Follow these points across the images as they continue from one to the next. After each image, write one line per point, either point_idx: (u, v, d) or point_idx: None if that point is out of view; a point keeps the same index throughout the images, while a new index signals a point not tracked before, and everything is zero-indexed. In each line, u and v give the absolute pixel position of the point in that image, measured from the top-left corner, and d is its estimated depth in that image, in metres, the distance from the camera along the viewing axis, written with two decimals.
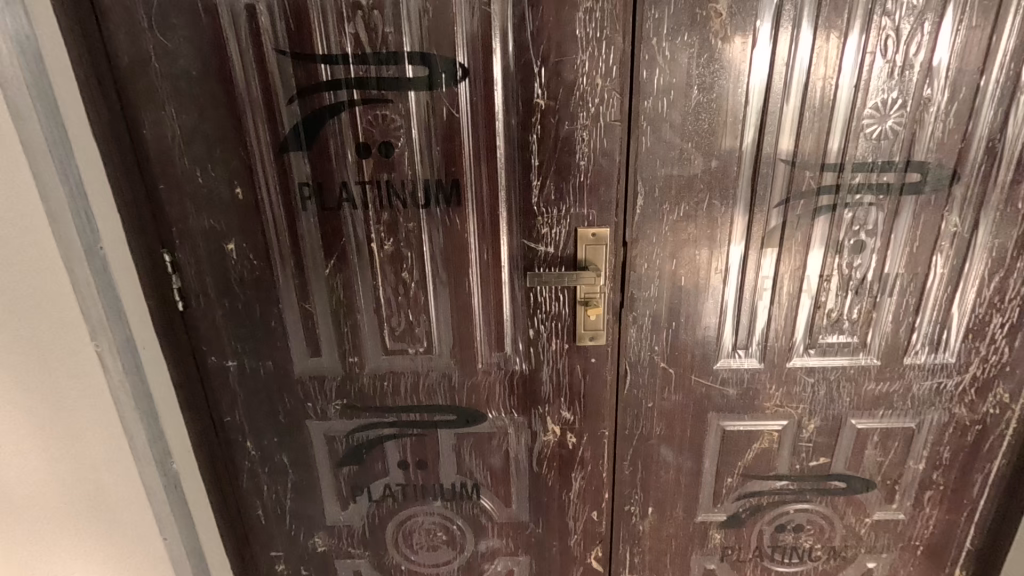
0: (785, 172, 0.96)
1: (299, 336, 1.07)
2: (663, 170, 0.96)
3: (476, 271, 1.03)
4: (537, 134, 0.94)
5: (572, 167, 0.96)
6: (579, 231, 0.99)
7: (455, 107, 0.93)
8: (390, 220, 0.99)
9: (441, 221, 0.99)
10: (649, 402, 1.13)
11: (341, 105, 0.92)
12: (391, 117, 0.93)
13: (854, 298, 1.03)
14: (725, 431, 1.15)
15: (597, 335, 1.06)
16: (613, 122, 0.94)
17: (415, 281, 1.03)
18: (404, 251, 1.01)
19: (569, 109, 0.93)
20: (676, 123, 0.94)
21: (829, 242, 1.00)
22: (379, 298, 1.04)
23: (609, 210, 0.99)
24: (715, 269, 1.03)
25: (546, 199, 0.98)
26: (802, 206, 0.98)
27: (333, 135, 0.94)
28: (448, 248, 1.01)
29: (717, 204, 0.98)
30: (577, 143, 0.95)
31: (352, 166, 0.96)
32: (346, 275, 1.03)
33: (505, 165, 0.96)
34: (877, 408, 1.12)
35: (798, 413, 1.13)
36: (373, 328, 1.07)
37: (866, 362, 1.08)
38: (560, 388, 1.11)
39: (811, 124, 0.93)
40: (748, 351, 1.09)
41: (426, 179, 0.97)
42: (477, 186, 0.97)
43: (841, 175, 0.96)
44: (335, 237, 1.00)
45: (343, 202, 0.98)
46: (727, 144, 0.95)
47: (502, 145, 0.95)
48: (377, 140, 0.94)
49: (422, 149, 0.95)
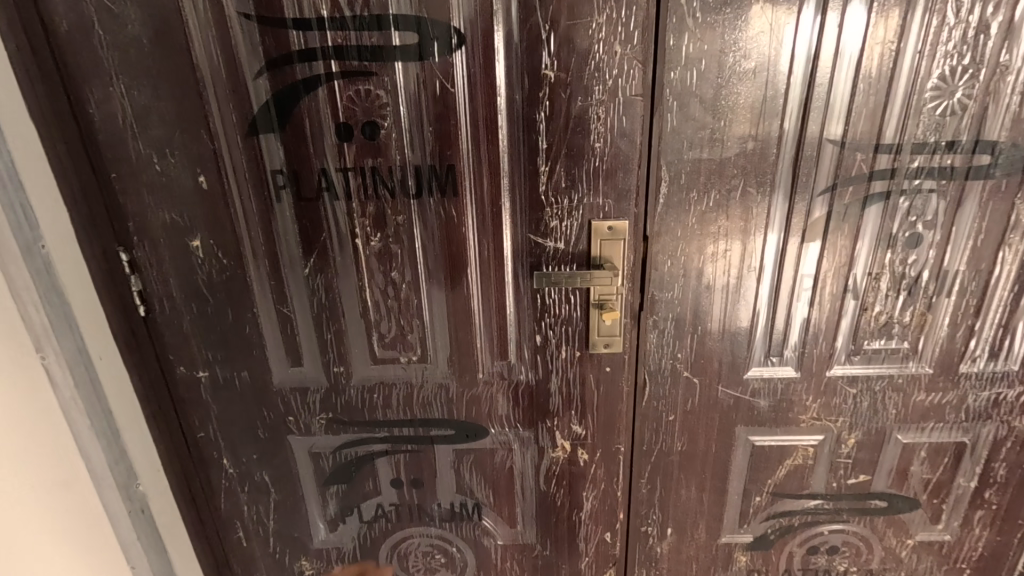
0: (833, 155, 0.83)
1: (277, 343, 0.95)
2: (691, 152, 0.84)
3: (477, 269, 0.90)
4: (546, 111, 0.81)
5: (585, 149, 0.83)
6: (594, 224, 0.87)
7: (450, 81, 0.80)
8: (377, 213, 0.87)
9: (435, 212, 0.87)
10: (670, 415, 1.01)
11: (316, 79, 0.79)
12: (375, 93, 0.80)
13: (906, 298, 0.91)
14: (754, 446, 1.04)
15: (613, 341, 0.94)
16: (633, 96, 0.81)
17: (406, 282, 0.91)
18: (394, 247, 0.89)
19: (583, 82, 0.80)
20: (708, 98, 0.81)
21: (880, 235, 0.87)
22: (366, 301, 0.92)
23: (628, 199, 0.86)
24: (748, 267, 0.90)
25: (556, 188, 0.85)
26: (851, 194, 0.85)
27: (308, 113, 0.81)
28: (443, 243, 0.89)
29: (752, 191, 0.86)
30: (591, 121, 0.82)
31: (332, 150, 0.83)
32: (329, 275, 0.91)
33: (508, 148, 0.83)
34: (927, 421, 1.00)
35: (837, 427, 1.01)
36: (361, 335, 0.95)
37: (917, 370, 0.96)
38: (571, 400, 1.00)
39: (866, 97, 0.80)
40: (783, 358, 0.96)
41: (417, 164, 0.84)
42: (477, 172, 0.85)
43: (898, 157, 0.82)
44: (315, 232, 0.88)
45: (323, 192, 0.85)
46: (766, 121, 0.82)
47: (505, 125, 0.82)
48: (360, 120, 0.82)
49: (412, 130, 0.82)
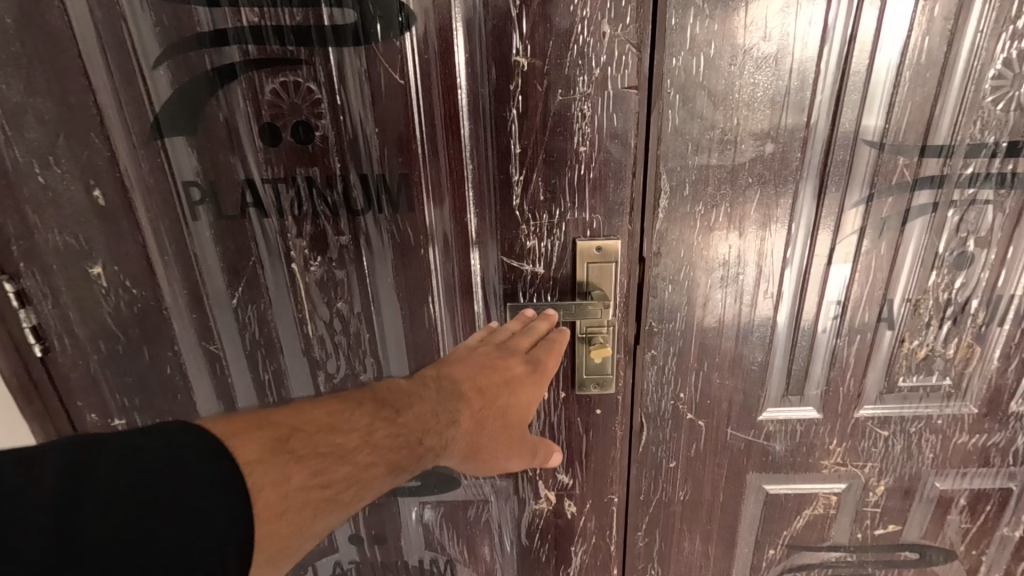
0: (871, 159, 0.68)
1: (205, 386, 0.80)
2: (696, 157, 0.69)
3: (440, 298, 0.75)
4: (519, 107, 0.66)
5: (568, 155, 0.68)
6: (579, 244, 0.72)
7: (398, 70, 0.64)
8: (317, 233, 0.71)
9: (387, 231, 0.71)
10: (672, 461, 0.87)
11: (231, 69, 0.63)
12: (305, 85, 0.64)
13: (952, 328, 0.76)
14: (768, 495, 0.89)
15: (603, 381, 0.79)
16: (627, 89, 0.66)
17: (356, 314, 0.76)
18: (339, 273, 0.73)
19: (564, 71, 0.65)
20: (718, 91, 0.66)
21: (923, 255, 0.72)
22: (309, 336, 0.77)
23: (620, 215, 0.71)
24: (764, 292, 0.76)
25: (532, 200, 0.70)
26: (891, 206, 0.70)
27: (223, 111, 0.65)
28: (399, 268, 0.73)
29: (771, 203, 0.71)
30: (575, 119, 0.67)
31: (256, 157, 0.67)
32: (262, 307, 0.75)
33: (473, 153, 0.68)
34: (969, 466, 0.86)
35: (865, 473, 0.87)
36: (305, 375, 0.80)
37: (959, 410, 0.82)
38: (555, 446, 0.85)
39: (913, 89, 0.65)
40: (804, 398, 0.82)
41: (362, 174, 0.68)
42: (436, 183, 0.69)
43: (948, 161, 0.68)
44: (242, 256, 0.72)
45: (248, 207, 0.70)
46: (790, 119, 0.67)
47: (469, 125, 0.67)
48: (288, 120, 0.66)
49: (354, 132, 0.66)
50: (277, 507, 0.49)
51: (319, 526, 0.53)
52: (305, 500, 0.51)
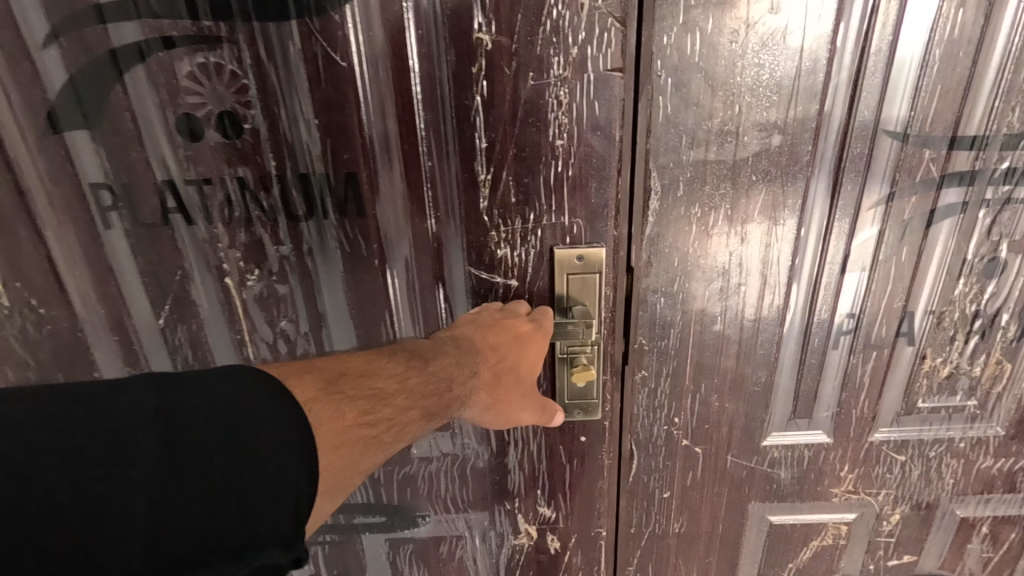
0: (892, 152, 0.59)
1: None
2: (692, 152, 0.59)
3: (400, 316, 0.66)
4: (483, 93, 0.56)
5: (543, 150, 0.58)
6: (558, 253, 0.62)
7: (338, 49, 0.54)
8: (252, 242, 0.61)
9: (335, 240, 0.61)
10: (666, 491, 0.78)
11: (136, 48, 0.53)
12: (228, 68, 0.54)
13: (980, 343, 0.68)
14: (772, 525, 0.81)
15: (588, 406, 0.70)
16: (611, 71, 0.56)
17: (303, 335, 0.66)
18: (282, 288, 0.64)
19: (535, 51, 0.55)
20: (717, 74, 0.56)
21: (950, 261, 0.63)
22: (250, 360, 0.67)
23: (605, 219, 0.61)
24: (770, 305, 0.66)
25: (502, 203, 0.60)
26: (915, 206, 0.61)
27: (132, 100, 0.55)
28: (351, 283, 0.64)
29: (777, 204, 0.62)
30: (550, 108, 0.57)
31: (175, 154, 0.57)
32: (194, 328, 0.66)
33: (432, 148, 0.58)
34: (993, 492, 0.78)
35: (878, 501, 0.79)
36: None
37: (984, 432, 0.73)
38: (536, 478, 0.76)
39: (942, 71, 0.56)
40: (813, 421, 0.73)
41: (302, 173, 0.58)
42: (390, 184, 0.59)
43: (981, 154, 0.59)
44: (166, 270, 0.62)
45: (169, 213, 0.59)
46: (800, 106, 0.57)
47: (425, 115, 0.57)
48: (210, 110, 0.55)
49: (290, 123, 0.56)
50: (338, 442, 0.46)
51: (365, 469, 0.50)
52: (357, 438, 0.48)
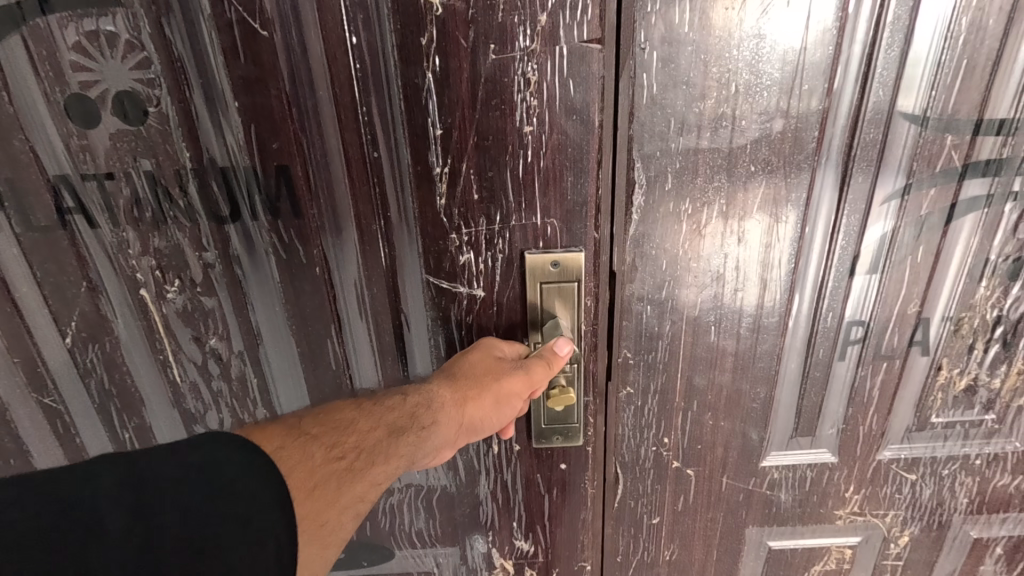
0: (909, 139, 0.51)
1: (52, 452, 0.63)
2: (681, 139, 0.51)
3: (349, 330, 0.58)
4: (436, 70, 0.48)
5: (509, 139, 0.50)
6: (529, 259, 0.54)
7: (256, 16, 0.46)
8: (170, 248, 0.53)
9: (267, 246, 0.54)
10: (654, 517, 0.71)
11: (11, 14, 0.45)
12: (124, 39, 0.46)
13: (1001, 353, 0.61)
14: (771, 551, 0.74)
15: (568, 431, 0.62)
16: (588, 43, 0.47)
17: (238, 353, 0.59)
18: (208, 301, 0.56)
19: (497, 18, 0.46)
20: (710, 47, 0.48)
21: (970, 262, 0.56)
22: (177, 383, 0.60)
23: (582, 218, 0.53)
24: (769, 313, 0.59)
25: (463, 201, 0.52)
26: (933, 200, 0.54)
27: (8, 80, 0.47)
28: (289, 294, 0.56)
29: (779, 199, 0.54)
30: (517, 87, 0.48)
31: (70, 144, 0.49)
32: (107, 348, 0.58)
33: (378, 136, 0.50)
34: (1008, 512, 0.72)
35: (886, 523, 0.72)
36: (180, 432, 0.63)
37: (1001, 448, 0.67)
38: (510, 510, 0.68)
39: (967, 46, 0.48)
40: (816, 440, 0.66)
41: (222, 167, 0.50)
42: (329, 178, 0.51)
43: (1009, 141, 0.51)
44: (68, 282, 0.54)
45: (67, 215, 0.52)
46: (806, 85, 0.49)
47: (368, 97, 0.48)
48: (106, 90, 0.48)
49: (204, 108, 0.48)
50: (310, 482, 0.41)
51: (355, 506, 0.44)
52: (329, 473, 0.43)
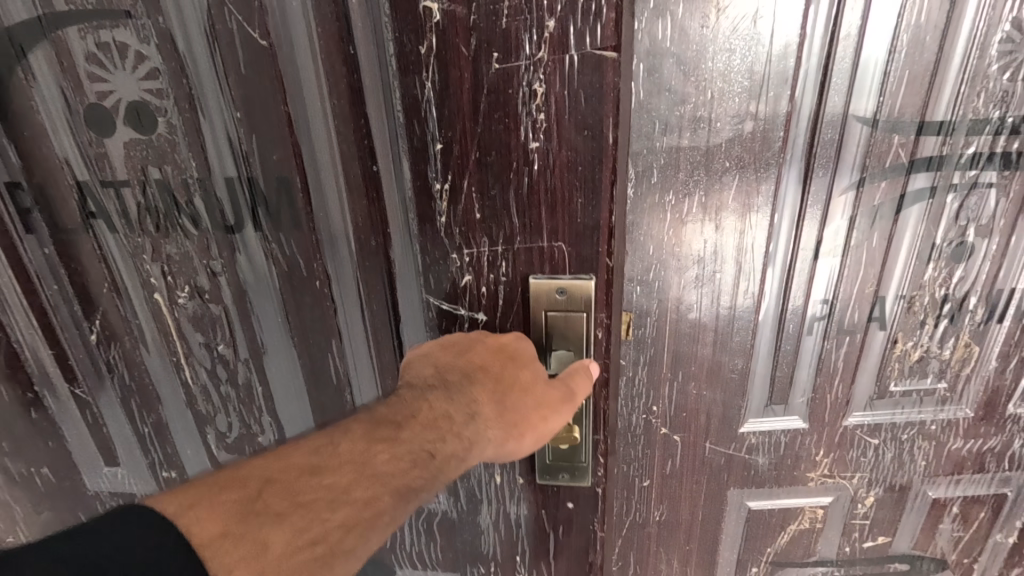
0: (862, 139, 0.59)
1: (84, 435, 0.75)
2: (664, 139, 0.59)
3: (347, 342, 0.65)
4: (435, 84, 0.48)
5: (513, 153, 0.48)
6: (532, 283, 0.52)
7: (257, 26, 0.54)
8: (180, 254, 0.63)
9: (264, 255, 0.63)
10: (645, 480, 0.79)
11: (39, 30, 0.56)
12: (136, 56, 0.56)
13: (948, 326, 0.69)
14: (751, 511, 0.82)
15: (577, 470, 0.60)
16: (604, 50, 0.45)
17: (241, 359, 0.69)
18: (215, 307, 0.66)
19: (500, 23, 0.45)
20: (687, 60, 0.56)
21: (918, 246, 0.64)
22: (189, 385, 0.70)
23: (593, 241, 0.50)
24: (745, 291, 0.67)
25: (463, 220, 0.52)
26: (884, 192, 0.62)
27: (43, 100, 0.58)
28: (290, 302, 0.65)
29: (751, 190, 0.62)
30: (521, 99, 0.47)
31: (92, 153, 0.60)
32: (126, 346, 0.68)
33: (377, 152, 0.55)
34: (963, 473, 0.80)
35: (853, 484, 0.80)
36: (192, 434, 0.73)
37: (953, 414, 0.75)
38: (514, 543, 0.66)
39: (910, 57, 0.56)
40: (788, 408, 0.74)
41: (225, 185, 0.60)
42: (325, 189, 0.59)
43: (948, 139, 0.59)
44: (93, 279, 0.65)
45: (91, 220, 0.63)
46: (771, 93, 0.57)
47: (367, 109, 0.53)
48: (121, 99, 0.58)
49: (207, 126, 0.58)
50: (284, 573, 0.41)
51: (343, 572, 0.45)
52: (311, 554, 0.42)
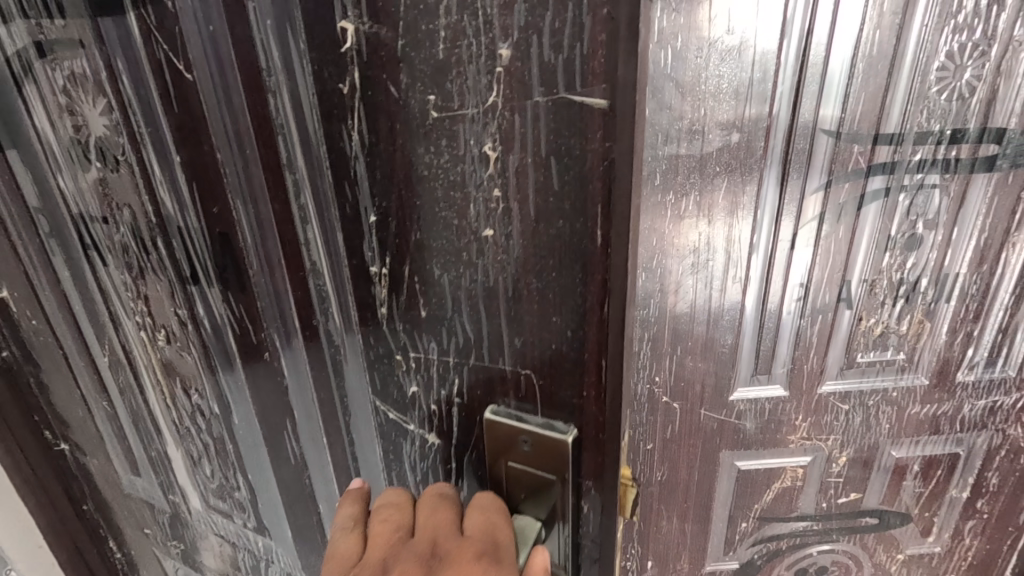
0: (828, 148, 0.72)
1: (109, 446, 0.86)
2: (666, 148, 0.71)
3: (299, 411, 0.65)
4: (363, 130, 0.47)
5: (463, 229, 0.47)
6: (490, 423, 0.53)
7: (182, 58, 0.50)
8: (157, 296, 0.67)
9: (218, 316, 0.64)
10: (649, 444, 0.90)
11: (42, 74, 0.58)
12: (111, 108, 0.57)
13: (904, 306, 0.81)
14: (740, 471, 0.93)
15: None
16: (589, 97, 0.40)
17: (217, 415, 0.73)
18: (188, 353, 0.70)
19: (437, 53, 0.42)
20: (684, 83, 0.68)
21: (877, 238, 0.77)
22: (179, 423, 0.78)
23: (570, 366, 0.49)
24: (733, 277, 0.79)
25: (407, 288, 0.51)
26: (848, 191, 0.74)
27: (52, 138, 0.63)
28: (246, 365, 0.65)
29: (737, 191, 0.74)
30: (471, 161, 0.45)
31: (82, 192, 0.64)
32: (127, 373, 0.77)
33: (310, 213, 0.53)
34: (921, 434, 0.92)
35: (828, 446, 0.92)
36: (188, 469, 0.82)
37: (911, 382, 0.87)
38: None
39: (866, 79, 0.68)
40: (770, 378, 0.86)
41: (181, 239, 0.61)
42: (272, 248, 0.56)
43: (898, 148, 0.72)
44: (98, 303, 0.72)
45: (89, 250, 0.68)
46: (754, 110, 0.70)
47: (297, 161, 0.51)
48: (98, 135, 0.59)
49: (163, 185, 0.58)
50: None
51: None
52: None
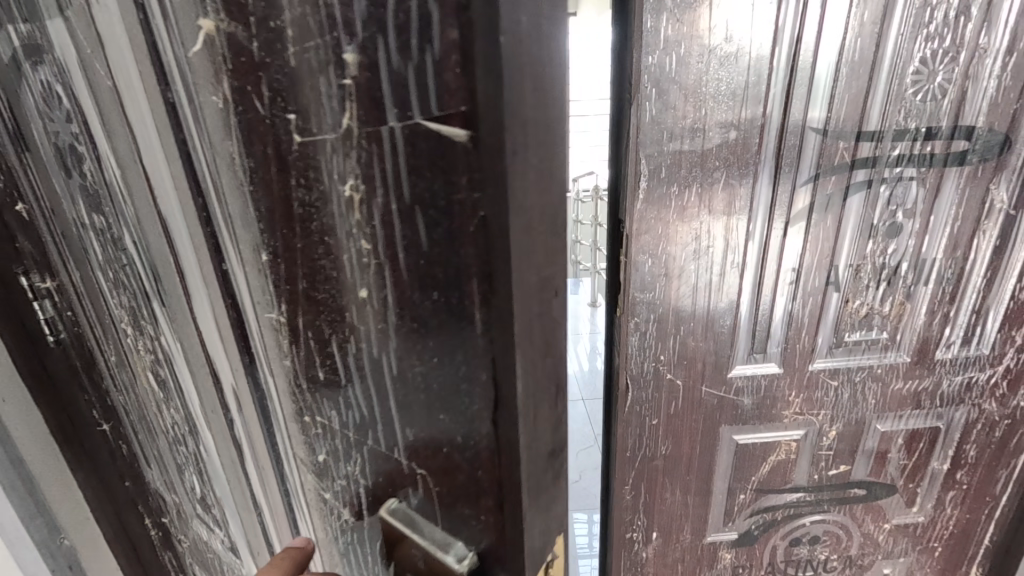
0: (816, 144, 0.79)
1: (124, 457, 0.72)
2: (670, 144, 0.78)
3: (263, 477, 0.51)
4: (250, 155, 0.33)
5: (344, 297, 0.35)
6: (385, 524, 0.41)
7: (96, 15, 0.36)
8: (131, 311, 0.53)
9: (182, 350, 0.49)
10: (653, 419, 0.97)
11: None
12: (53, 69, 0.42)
13: (886, 289, 0.89)
14: (738, 444, 1.01)
15: None
16: (445, 122, 0.27)
17: (200, 451, 0.60)
18: (168, 380, 0.56)
19: (290, 59, 0.29)
20: (686, 86, 0.75)
21: (860, 227, 0.84)
22: (173, 450, 0.65)
23: (465, 492, 0.37)
24: (731, 262, 0.86)
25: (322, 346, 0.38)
26: (834, 183, 0.82)
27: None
28: (221, 411, 0.51)
29: (735, 183, 0.81)
30: (337, 209, 0.32)
31: (43, 180, 0.50)
32: (120, 393, 0.64)
33: (234, 245, 0.37)
34: (904, 409, 1.00)
35: (819, 420, 0.99)
36: (189, 496, 0.69)
37: (894, 360, 0.95)
38: None
39: (849, 81, 0.76)
40: (765, 356, 0.93)
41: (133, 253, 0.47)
42: (209, 288, 0.41)
43: (879, 145, 0.80)
44: (79, 315, 0.59)
45: (57, 253, 0.55)
46: (749, 110, 0.77)
47: (209, 172, 0.35)
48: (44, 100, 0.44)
49: (115, 177, 0.43)
50: None
51: None
52: None
